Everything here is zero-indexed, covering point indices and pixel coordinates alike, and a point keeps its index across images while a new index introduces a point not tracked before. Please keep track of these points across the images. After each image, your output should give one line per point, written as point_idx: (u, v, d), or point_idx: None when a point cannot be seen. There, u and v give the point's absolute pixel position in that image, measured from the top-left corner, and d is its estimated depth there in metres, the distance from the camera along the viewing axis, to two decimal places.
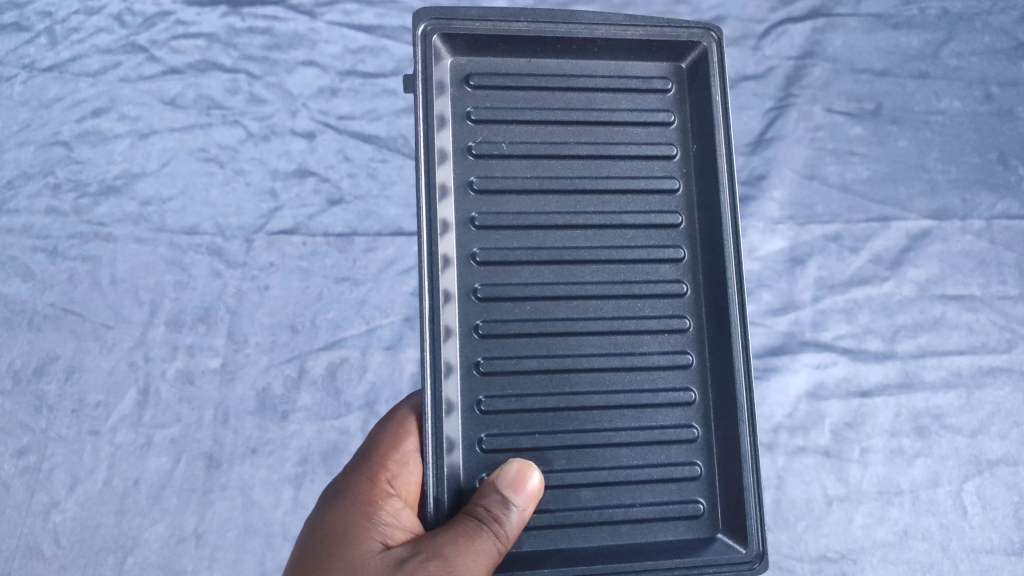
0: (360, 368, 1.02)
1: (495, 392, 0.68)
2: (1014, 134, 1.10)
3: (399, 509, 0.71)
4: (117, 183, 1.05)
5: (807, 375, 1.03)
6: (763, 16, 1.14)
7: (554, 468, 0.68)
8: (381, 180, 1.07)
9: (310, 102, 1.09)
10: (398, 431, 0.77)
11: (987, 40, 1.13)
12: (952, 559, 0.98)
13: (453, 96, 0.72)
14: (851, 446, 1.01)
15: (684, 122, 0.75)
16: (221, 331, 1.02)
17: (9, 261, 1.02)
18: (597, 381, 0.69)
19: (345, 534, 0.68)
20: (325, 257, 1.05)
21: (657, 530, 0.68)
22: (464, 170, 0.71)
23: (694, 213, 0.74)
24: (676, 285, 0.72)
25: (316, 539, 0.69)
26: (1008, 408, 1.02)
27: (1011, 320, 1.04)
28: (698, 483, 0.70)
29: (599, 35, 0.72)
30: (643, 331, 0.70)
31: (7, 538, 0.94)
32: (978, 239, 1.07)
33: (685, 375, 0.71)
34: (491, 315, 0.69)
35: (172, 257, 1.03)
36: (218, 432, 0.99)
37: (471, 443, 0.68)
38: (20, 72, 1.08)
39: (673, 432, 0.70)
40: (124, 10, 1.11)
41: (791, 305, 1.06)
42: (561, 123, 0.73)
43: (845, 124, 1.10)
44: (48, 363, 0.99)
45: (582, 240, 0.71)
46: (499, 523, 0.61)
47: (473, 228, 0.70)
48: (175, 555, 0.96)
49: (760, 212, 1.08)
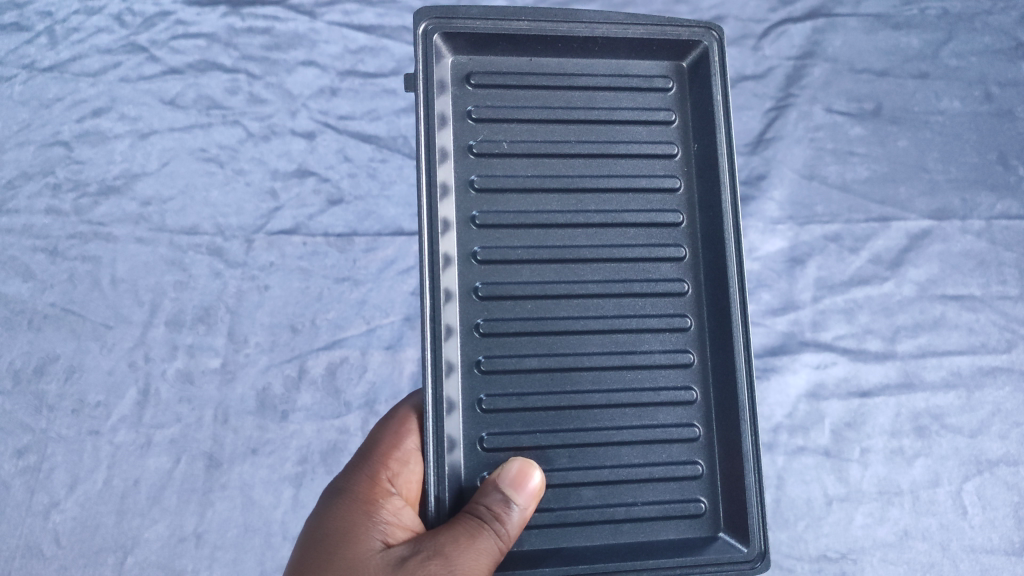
0: (360, 368, 1.02)
1: (496, 391, 0.68)
2: (1014, 134, 1.10)
3: (399, 508, 0.71)
4: (117, 183, 1.05)
5: (807, 375, 1.03)
6: (763, 16, 1.14)
7: (555, 466, 0.68)
8: (381, 180, 1.07)
9: (310, 102, 1.09)
10: (399, 430, 0.77)
11: (987, 40, 1.13)
12: (952, 559, 0.98)
13: (454, 94, 0.72)
14: (851, 446, 1.01)
15: (685, 121, 0.75)
16: (221, 331, 1.02)
17: (9, 261, 1.02)
18: (598, 380, 0.69)
19: (346, 533, 0.68)
20: (325, 257, 1.05)
21: (658, 529, 0.68)
22: (465, 169, 0.71)
23: (695, 212, 0.74)
24: (677, 284, 0.72)
25: (316, 538, 0.69)
26: (1008, 408, 1.02)
27: (1011, 320, 1.04)
28: (699, 481, 0.70)
29: (599, 35, 0.73)
30: (643, 329, 0.70)
31: (7, 538, 0.94)
32: (978, 239, 1.07)
33: (686, 374, 0.71)
34: (492, 314, 0.69)
35: (172, 257, 1.03)
36: (218, 432, 0.99)
37: (472, 441, 0.68)
38: (20, 72, 1.08)
39: (674, 431, 0.70)
40: (124, 10, 1.11)
41: (791, 305, 1.06)
42: (562, 122, 0.73)
43: (845, 124, 1.10)
44: (48, 363, 0.99)
45: (583, 239, 0.71)
46: (500, 522, 0.61)
47: (473, 227, 0.70)
48: (175, 554, 0.96)
49: (760, 212, 1.08)
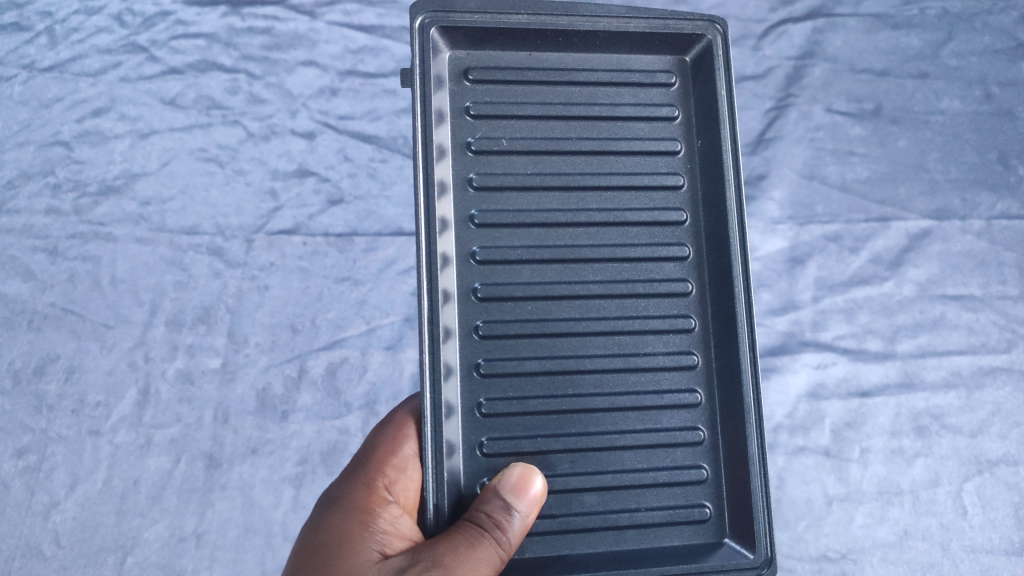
0: (360, 368, 1.02)
1: (496, 394, 0.68)
2: (1014, 134, 1.10)
3: (397, 516, 0.71)
4: (117, 183, 1.05)
5: (807, 375, 1.03)
6: (763, 16, 1.14)
7: (557, 471, 0.68)
8: (381, 180, 1.07)
9: (310, 102, 1.09)
10: (396, 436, 0.77)
11: (987, 40, 1.13)
12: (952, 559, 0.98)
13: (452, 90, 0.72)
14: (851, 445, 1.01)
15: (688, 117, 0.75)
16: (221, 331, 1.02)
17: (9, 261, 1.02)
18: (600, 382, 0.69)
19: (342, 543, 0.68)
20: (325, 257, 1.05)
21: (662, 536, 0.68)
22: (463, 167, 0.71)
23: (699, 211, 0.74)
24: (681, 284, 0.72)
25: (311, 548, 0.69)
26: (1008, 408, 1.02)
27: (1011, 320, 1.04)
28: (704, 486, 0.70)
29: (601, 28, 0.73)
30: (646, 330, 0.70)
31: (7, 538, 0.94)
32: (978, 239, 1.07)
33: (691, 376, 0.71)
34: (492, 315, 0.69)
35: (172, 257, 1.03)
36: (218, 432, 0.99)
37: (472, 447, 0.68)
38: (20, 72, 1.08)
39: (678, 435, 0.70)
40: (124, 9, 1.11)
41: (791, 305, 1.06)
42: (562, 119, 0.73)
43: (845, 124, 1.10)
44: (48, 363, 0.99)
45: (584, 239, 0.71)
46: (501, 530, 0.61)
47: (472, 226, 0.70)
48: (175, 554, 0.96)
49: (760, 212, 1.08)
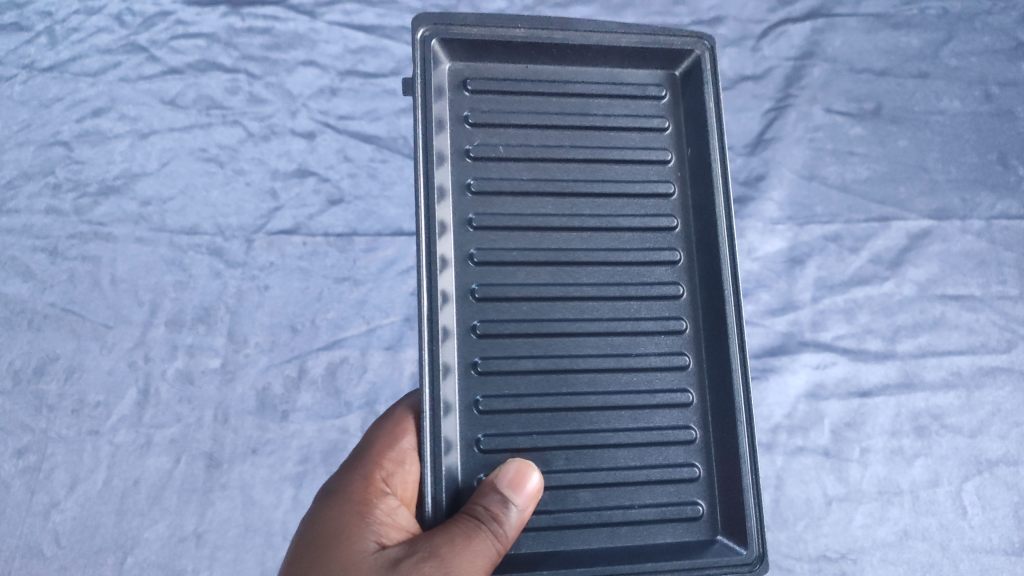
0: (360, 368, 1.02)
1: (492, 392, 0.68)
2: (1014, 134, 1.10)
3: (394, 508, 0.70)
4: (116, 183, 1.05)
5: (807, 375, 1.03)
6: (763, 16, 1.14)
7: (553, 468, 0.68)
8: (381, 180, 1.07)
9: (310, 102, 1.09)
10: (394, 430, 0.78)
11: (987, 40, 1.13)
12: (952, 559, 0.97)
13: (451, 99, 0.72)
14: (851, 445, 1.01)
15: (678, 128, 0.76)
16: (221, 331, 1.02)
17: (9, 261, 1.02)
18: (595, 381, 0.69)
19: (338, 535, 0.67)
20: (325, 257, 1.05)
21: (655, 532, 0.68)
22: (461, 172, 0.71)
23: (689, 216, 0.74)
24: (672, 287, 0.72)
25: (308, 541, 0.67)
26: (1008, 408, 1.02)
27: (1011, 320, 1.04)
28: (697, 485, 0.70)
29: (593, 43, 0.73)
30: (638, 332, 0.71)
31: (7, 538, 0.94)
32: (978, 239, 1.07)
33: (683, 377, 0.71)
34: (489, 315, 0.69)
35: (172, 257, 1.03)
36: (218, 432, 0.99)
37: (470, 443, 0.67)
38: (20, 72, 1.08)
39: (671, 433, 0.70)
40: (124, 10, 1.12)
41: (790, 305, 1.06)
42: (557, 128, 0.73)
43: (845, 124, 1.10)
44: (48, 363, 0.99)
45: (577, 243, 0.71)
46: (498, 522, 0.61)
47: (470, 230, 0.70)
48: (175, 554, 0.96)
49: (760, 212, 1.08)
